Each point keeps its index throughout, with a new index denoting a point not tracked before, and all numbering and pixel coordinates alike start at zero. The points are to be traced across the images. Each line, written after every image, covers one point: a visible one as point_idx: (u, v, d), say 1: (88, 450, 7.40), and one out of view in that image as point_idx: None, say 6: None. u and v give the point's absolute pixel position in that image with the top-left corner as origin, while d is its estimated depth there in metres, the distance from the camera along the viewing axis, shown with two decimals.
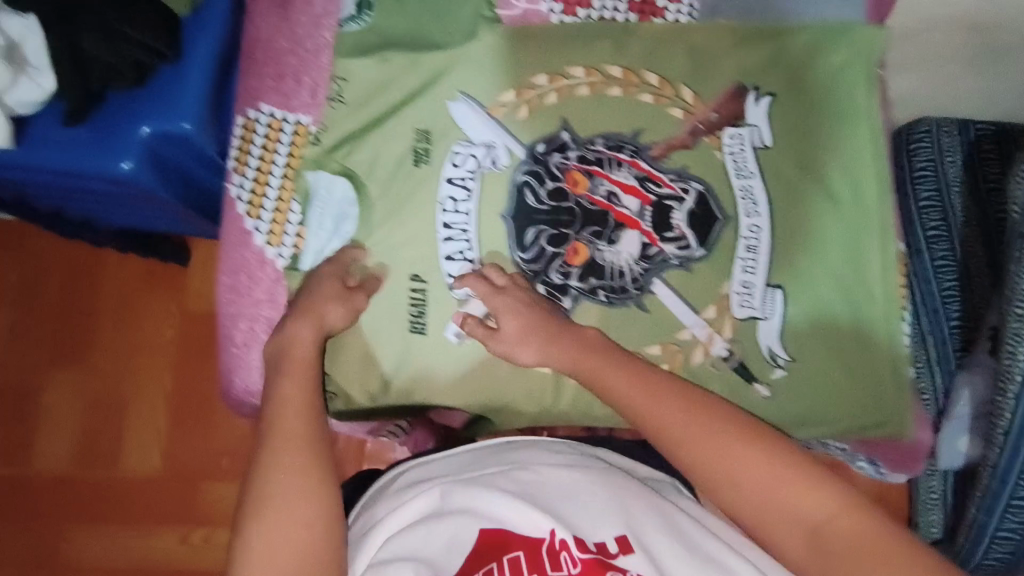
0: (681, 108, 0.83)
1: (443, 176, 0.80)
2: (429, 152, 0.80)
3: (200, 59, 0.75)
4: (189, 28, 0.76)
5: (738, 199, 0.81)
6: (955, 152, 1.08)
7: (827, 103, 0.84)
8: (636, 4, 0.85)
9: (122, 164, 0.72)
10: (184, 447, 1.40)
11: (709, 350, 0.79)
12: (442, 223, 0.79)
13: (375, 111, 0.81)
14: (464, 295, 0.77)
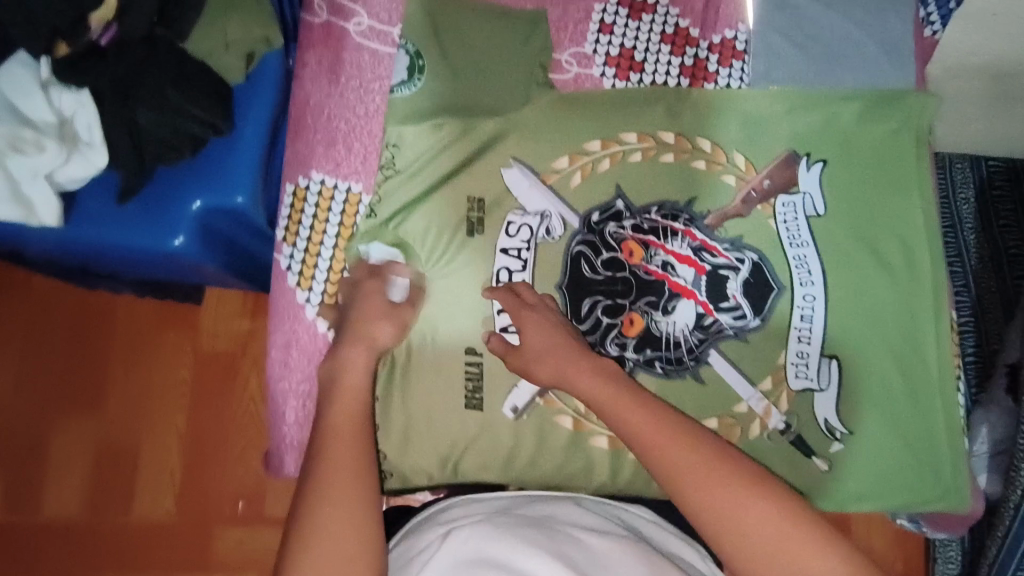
0: (734, 175, 0.83)
1: (498, 246, 0.79)
2: (483, 221, 0.79)
3: (252, 131, 0.73)
4: (241, 99, 0.74)
5: (793, 268, 0.81)
6: (968, 188, 1.14)
7: (877, 171, 0.84)
8: (688, 68, 0.85)
9: (174, 241, 0.70)
10: (202, 489, 1.24)
11: (766, 423, 0.78)
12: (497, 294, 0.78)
13: (427, 177, 0.79)
14: None
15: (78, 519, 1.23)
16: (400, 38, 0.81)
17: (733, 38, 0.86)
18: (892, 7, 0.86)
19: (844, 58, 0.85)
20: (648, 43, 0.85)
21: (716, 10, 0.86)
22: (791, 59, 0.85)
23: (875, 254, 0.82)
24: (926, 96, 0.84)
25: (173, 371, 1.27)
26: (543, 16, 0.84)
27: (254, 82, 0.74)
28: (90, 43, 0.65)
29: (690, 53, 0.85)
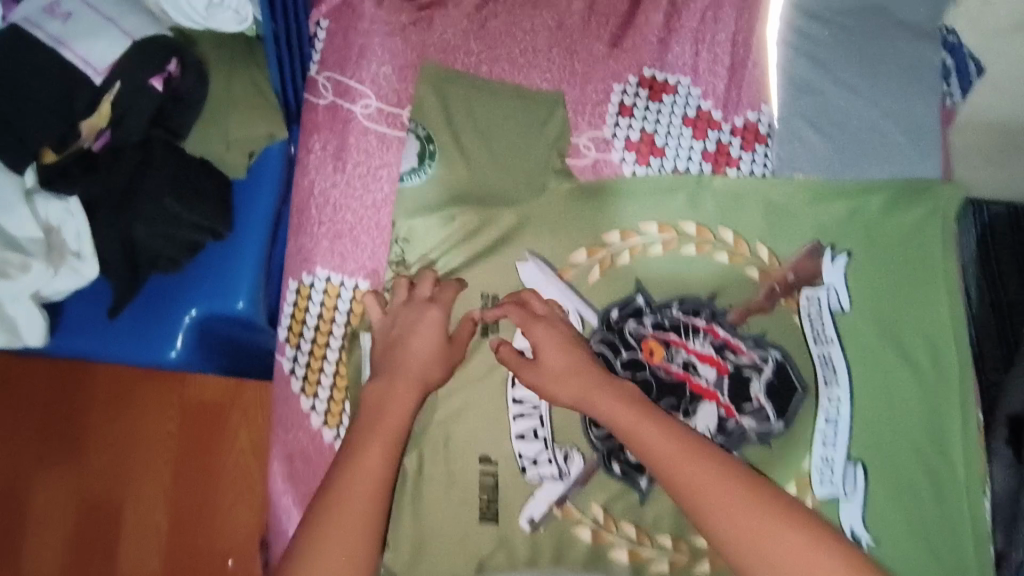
0: (757, 267, 0.80)
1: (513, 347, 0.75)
2: (496, 320, 0.75)
3: (256, 232, 0.69)
4: (242, 194, 0.69)
5: (817, 367, 0.78)
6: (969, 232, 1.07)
7: (903, 262, 0.81)
8: (710, 153, 0.81)
9: (169, 353, 0.65)
10: (190, 541, 1.14)
11: None
12: (512, 398, 0.74)
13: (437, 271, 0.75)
14: (538, 478, 0.73)
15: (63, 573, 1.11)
16: (410, 121, 0.77)
17: (756, 121, 0.82)
18: (920, 91, 0.83)
19: (869, 146, 0.82)
20: (669, 126, 0.81)
21: (738, 92, 0.83)
22: (816, 146, 0.82)
23: (900, 352, 0.79)
24: (954, 186, 0.81)
25: (158, 425, 1.14)
26: (560, 98, 0.80)
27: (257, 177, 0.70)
28: (80, 151, 0.60)
29: (712, 137, 0.82)
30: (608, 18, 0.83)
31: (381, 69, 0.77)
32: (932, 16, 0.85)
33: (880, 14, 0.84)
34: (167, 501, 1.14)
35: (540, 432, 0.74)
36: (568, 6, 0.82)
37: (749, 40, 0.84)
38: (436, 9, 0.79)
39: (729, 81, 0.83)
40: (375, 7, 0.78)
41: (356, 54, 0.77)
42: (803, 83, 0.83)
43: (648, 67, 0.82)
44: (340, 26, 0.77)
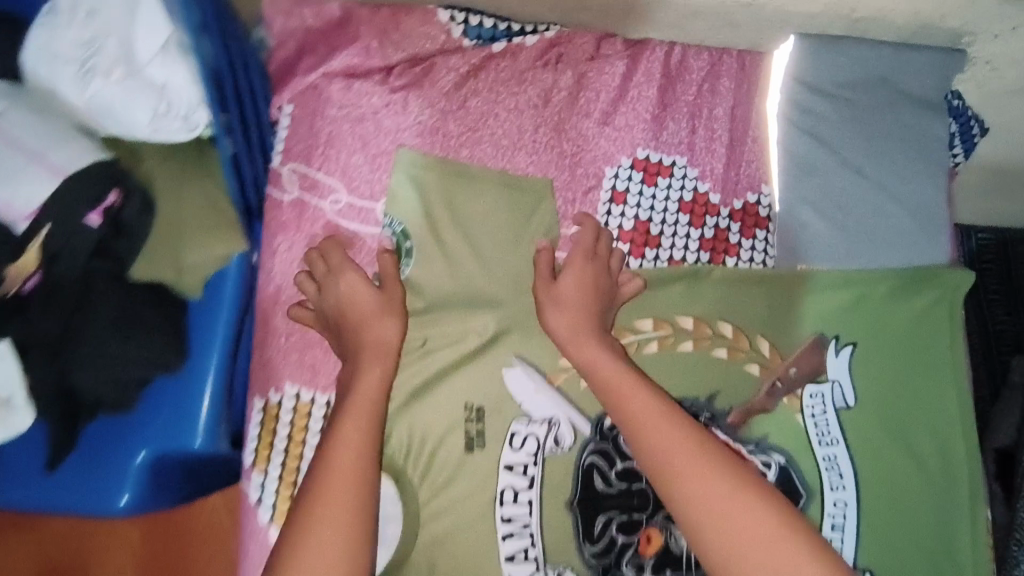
0: (758, 363, 0.76)
1: (501, 463, 0.70)
2: (484, 434, 0.70)
3: (217, 363, 0.63)
4: (198, 318, 0.62)
5: (822, 471, 0.75)
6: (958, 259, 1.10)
7: (908, 354, 0.78)
8: (708, 241, 0.77)
9: (119, 502, 0.59)
10: None
11: None
12: (501, 517, 0.69)
13: (420, 384, 0.70)
14: None
15: None
16: (384, 216, 0.70)
17: (756, 203, 0.78)
18: (929, 171, 0.78)
19: (876, 232, 0.78)
20: (665, 213, 0.76)
21: (738, 172, 0.78)
22: (820, 233, 0.77)
23: (908, 449, 0.77)
24: (962, 274, 0.78)
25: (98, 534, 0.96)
26: (549, 186, 0.74)
27: (212, 298, 0.63)
28: (14, 294, 0.54)
29: (710, 223, 0.77)
30: (598, 93, 0.76)
31: (350, 157, 0.70)
32: (940, 87, 0.78)
33: (885, 85, 0.78)
34: None
35: (531, 553, 0.69)
36: (555, 79, 0.75)
37: (748, 114, 0.78)
38: (411, 86, 0.71)
39: (727, 160, 0.78)
40: (342, 88, 0.69)
41: (323, 142, 0.69)
42: (805, 163, 0.77)
43: (642, 148, 0.76)
44: (305, 112, 0.69)
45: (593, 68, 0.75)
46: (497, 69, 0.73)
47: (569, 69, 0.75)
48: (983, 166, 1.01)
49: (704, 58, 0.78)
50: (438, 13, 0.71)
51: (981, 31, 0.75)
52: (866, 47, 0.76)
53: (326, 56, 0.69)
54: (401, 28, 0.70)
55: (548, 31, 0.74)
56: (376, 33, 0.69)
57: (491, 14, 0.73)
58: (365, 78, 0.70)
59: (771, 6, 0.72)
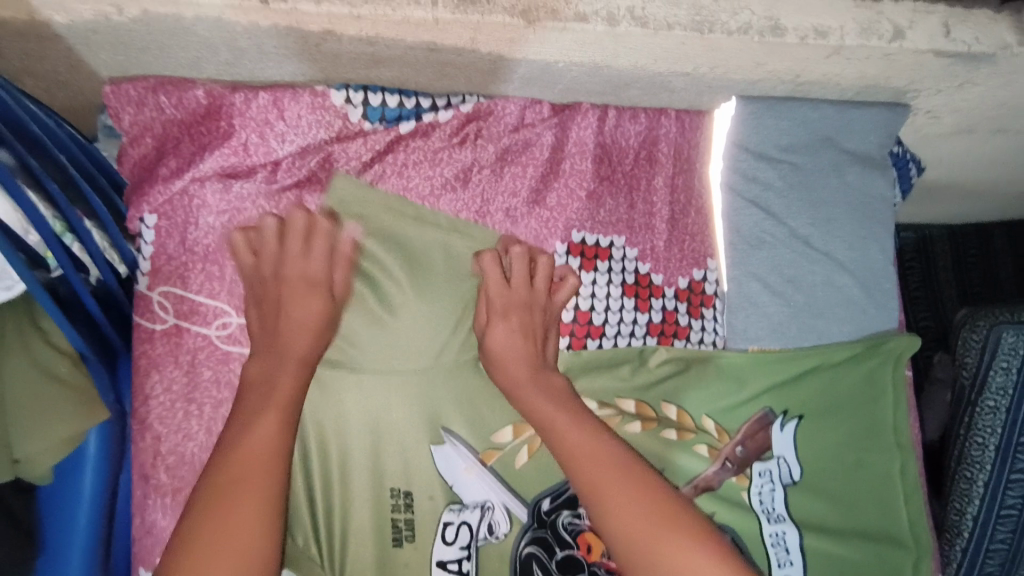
0: (706, 443, 0.70)
1: (433, 559, 0.64)
2: (413, 528, 0.64)
3: (81, 559, 0.53)
4: (51, 509, 0.52)
5: (769, 549, 0.70)
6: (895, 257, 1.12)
7: (854, 419, 0.75)
8: (657, 325, 0.71)
9: None
10: None
11: None
12: None
13: (341, 491, 0.63)
14: None
15: None
16: None
17: (702, 279, 0.73)
18: (875, 235, 0.75)
19: (825, 303, 0.74)
20: (607, 299, 0.69)
21: (682, 247, 0.72)
22: (769, 310, 0.73)
23: (853, 521, 0.73)
24: (908, 340, 0.75)
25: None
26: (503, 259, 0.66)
27: (68, 479, 0.53)
28: None
29: (657, 306, 0.71)
30: (525, 167, 0.67)
31: (234, 271, 0.59)
32: (884, 143, 0.74)
33: (828, 145, 0.73)
34: None
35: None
36: (475, 156, 0.65)
37: (690, 182, 0.73)
38: (305, 183, 0.60)
39: (669, 237, 0.72)
40: (219, 191, 0.58)
41: (201, 256, 0.58)
42: (752, 237, 0.72)
43: (577, 230, 0.69)
44: (174, 224, 0.58)
45: (518, 140, 0.67)
46: (408, 151, 0.63)
47: (491, 144, 0.66)
48: (920, 188, 1.00)
49: (641, 122, 0.71)
50: (331, 94, 0.60)
51: (925, 88, 0.72)
52: (808, 108, 0.71)
53: (193, 157, 0.57)
54: (285, 116, 0.59)
55: (464, 104, 0.65)
56: (254, 125, 0.58)
57: (395, 90, 0.62)
58: (248, 177, 0.59)
59: (712, 74, 0.65)
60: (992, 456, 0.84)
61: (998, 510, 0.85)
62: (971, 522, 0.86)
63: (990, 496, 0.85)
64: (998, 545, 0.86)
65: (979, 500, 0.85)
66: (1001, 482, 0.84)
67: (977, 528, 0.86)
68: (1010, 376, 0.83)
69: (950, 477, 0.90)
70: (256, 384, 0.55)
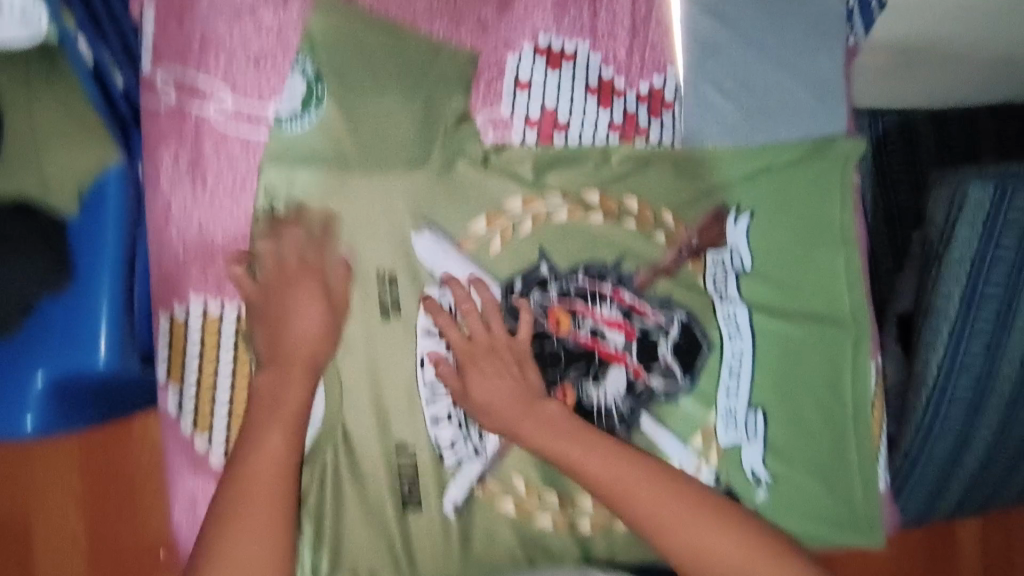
0: (663, 233, 0.78)
1: (418, 329, 0.72)
2: (399, 301, 0.72)
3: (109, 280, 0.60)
4: (77, 238, 0.60)
5: (721, 324, 0.80)
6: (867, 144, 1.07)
7: (805, 218, 0.82)
8: (618, 124, 0.77)
9: (25, 425, 0.59)
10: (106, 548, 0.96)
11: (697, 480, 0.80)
12: (423, 382, 0.72)
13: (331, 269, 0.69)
14: (458, 461, 0.72)
15: None
16: (276, 117, 0.68)
17: (662, 85, 0.79)
18: (825, 46, 0.82)
19: (776, 105, 0.81)
20: (572, 98, 0.76)
21: (641, 56, 0.78)
22: (722, 110, 0.80)
23: (797, 307, 0.82)
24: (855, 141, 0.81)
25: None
26: (474, 57, 0.74)
27: (91, 215, 0.60)
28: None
29: (619, 106, 0.77)
30: None
31: (227, 57, 0.66)
32: None
33: None
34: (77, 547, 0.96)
35: (455, 416, 0.72)
36: None
37: None
38: None
39: (630, 45, 0.78)
40: None
41: (197, 41, 0.66)
42: (707, 43, 0.79)
43: (544, 34, 0.75)
44: (172, 10, 0.66)
45: None
46: None
47: None
48: None
49: None
50: None
51: None
52: None
53: None
54: None
55: None
56: None
57: None
58: None
59: None
60: (957, 304, 0.85)
61: (963, 357, 0.86)
62: (931, 372, 0.87)
63: (952, 343, 0.85)
64: (960, 396, 0.87)
65: (942, 350, 0.86)
66: (964, 329, 0.85)
67: (941, 377, 0.86)
68: (977, 224, 0.82)
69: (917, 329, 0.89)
70: (265, 397, 0.62)
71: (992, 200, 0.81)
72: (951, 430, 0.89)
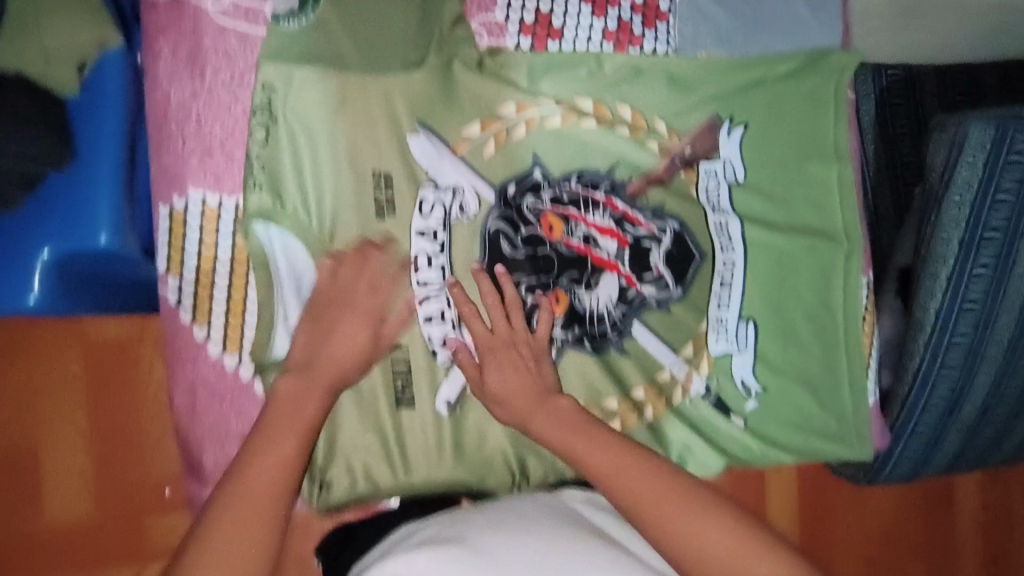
0: (656, 142, 0.79)
1: (412, 229, 0.73)
2: (393, 202, 0.73)
3: (110, 162, 0.62)
4: (79, 118, 0.62)
5: (713, 234, 0.81)
6: (868, 97, 1.10)
7: (798, 131, 0.82)
8: (612, 32, 0.78)
9: (28, 298, 0.60)
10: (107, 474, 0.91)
11: (688, 388, 0.81)
12: (416, 283, 0.73)
13: (325, 166, 0.70)
14: (449, 360, 0.74)
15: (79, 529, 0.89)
16: (272, 15, 0.68)
17: None
18: None
19: (770, 19, 0.82)
20: (567, 6, 0.77)
21: None
22: (716, 20, 0.80)
23: (790, 220, 0.83)
24: (848, 54, 0.82)
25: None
26: None
27: (95, 95, 0.62)
28: None
29: (613, 15, 0.78)
30: None
31: None
32: None
33: None
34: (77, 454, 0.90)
35: (447, 315, 0.74)
36: None
37: None
38: None
39: None
40: None
41: None
42: None
43: None
44: None
45: None
46: None
47: None
48: None
49: None
50: None
51: None
52: None
53: None
54: None
55: None
56: None
57: None
58: None
59: None
60: (956, 249, 0.87)
61: (961, 303, 0.89)
62: (932, 317, 0.90)
63: (954, 288, 0.89)
64: (958, 339, 0.91)
65: (940, 295, 0.89)
66: (964, 276, 0.88)
67: (940, 318, 0.90)
68: (976, 168, 0.85)
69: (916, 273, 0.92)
70: (284, 403, 0.64)
71: (994, 141, 0.84)
72: (948, 374, 0.93)
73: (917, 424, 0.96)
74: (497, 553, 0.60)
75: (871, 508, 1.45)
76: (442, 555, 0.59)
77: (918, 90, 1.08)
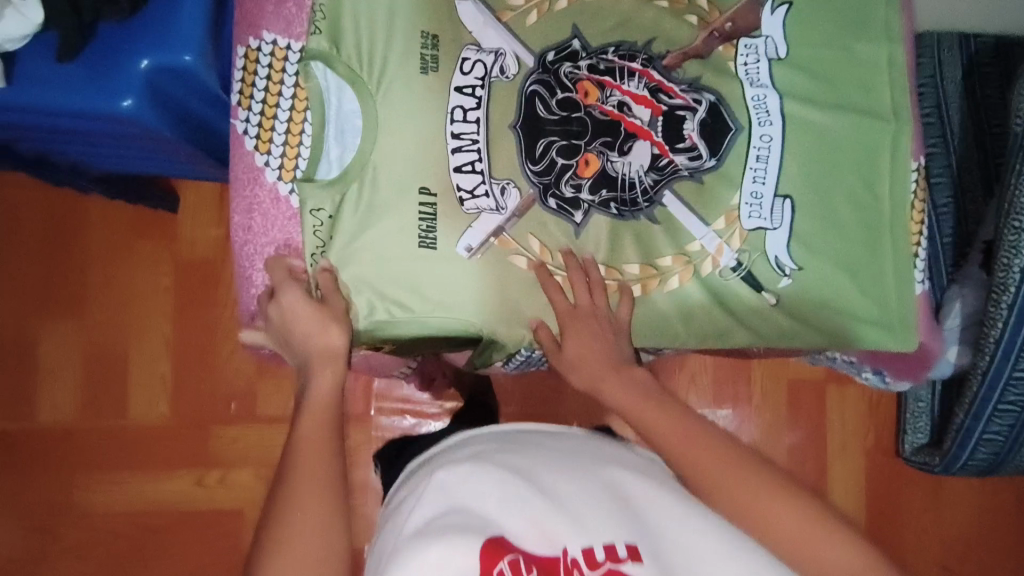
0: (697, 15, 0.83)
1: (452, 85, 0.79)
2: (437, 58, 0.79)
3: None
4: None
5: (750, 108, 0.81)
6: (955, 67, 1.08)
7: (844, 15, 0.83)
8: None
9: (123, 99, 0.71)
10: (190, 382, 1.24)
11: (718, 261, 0.81)
12: (452, 134, 0.78)
13: (383, 23, 0.78)
14: (476, 210, 0.78)
15: (168, 419, 1.24)
16: None
17: None
18: None
19: None
20: None
21: None
22: None
23: (835, 99, 0.82)
24: None
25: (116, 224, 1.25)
26: None
27: None
28: None
29: None
30: None
31: None
32: None
33: None
34: (169, 355, 1.25)
35: (478, 166, 0.78)
36: None
37: None
38: None
39: None
40: None
41: None
42: None
43: None
44: None
45: None
46: None
47: None
48: None
49: None
50: None
51: None
52: None
53: None
54: None
55: None
56: None
57: None
58: None
59: None
60: None
61: None
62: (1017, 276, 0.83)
63: None
64: None
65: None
66: None
67: None
68: None
69: (999, 236, 0.86)
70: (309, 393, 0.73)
71: None
72: None
73: (1001, 400, 0.90)
74: (557, 484, 0.59)
75: (947, 515, 1.32)
76: (509, 481, 0.57)
77: (1008, 60, 1.07)
